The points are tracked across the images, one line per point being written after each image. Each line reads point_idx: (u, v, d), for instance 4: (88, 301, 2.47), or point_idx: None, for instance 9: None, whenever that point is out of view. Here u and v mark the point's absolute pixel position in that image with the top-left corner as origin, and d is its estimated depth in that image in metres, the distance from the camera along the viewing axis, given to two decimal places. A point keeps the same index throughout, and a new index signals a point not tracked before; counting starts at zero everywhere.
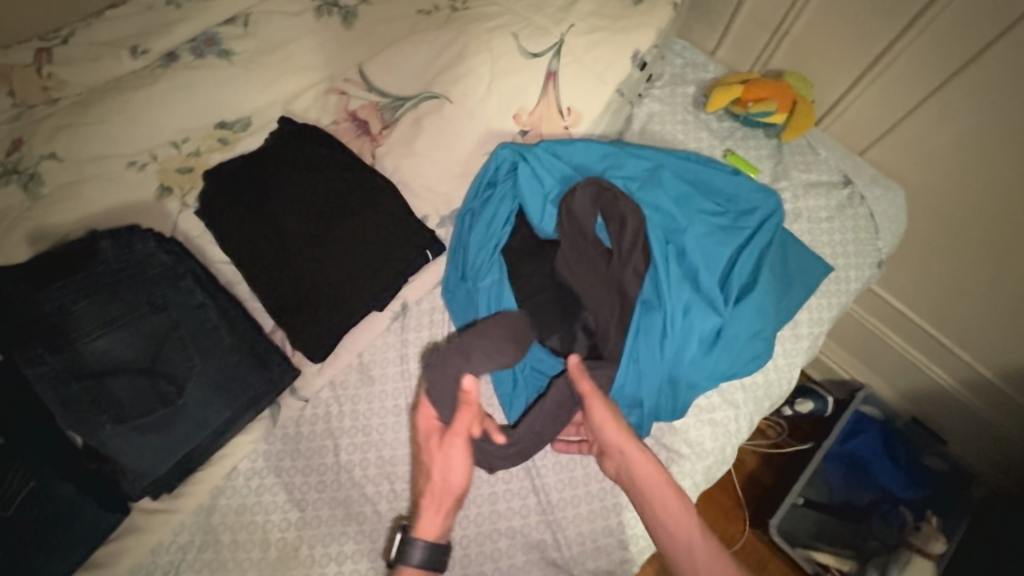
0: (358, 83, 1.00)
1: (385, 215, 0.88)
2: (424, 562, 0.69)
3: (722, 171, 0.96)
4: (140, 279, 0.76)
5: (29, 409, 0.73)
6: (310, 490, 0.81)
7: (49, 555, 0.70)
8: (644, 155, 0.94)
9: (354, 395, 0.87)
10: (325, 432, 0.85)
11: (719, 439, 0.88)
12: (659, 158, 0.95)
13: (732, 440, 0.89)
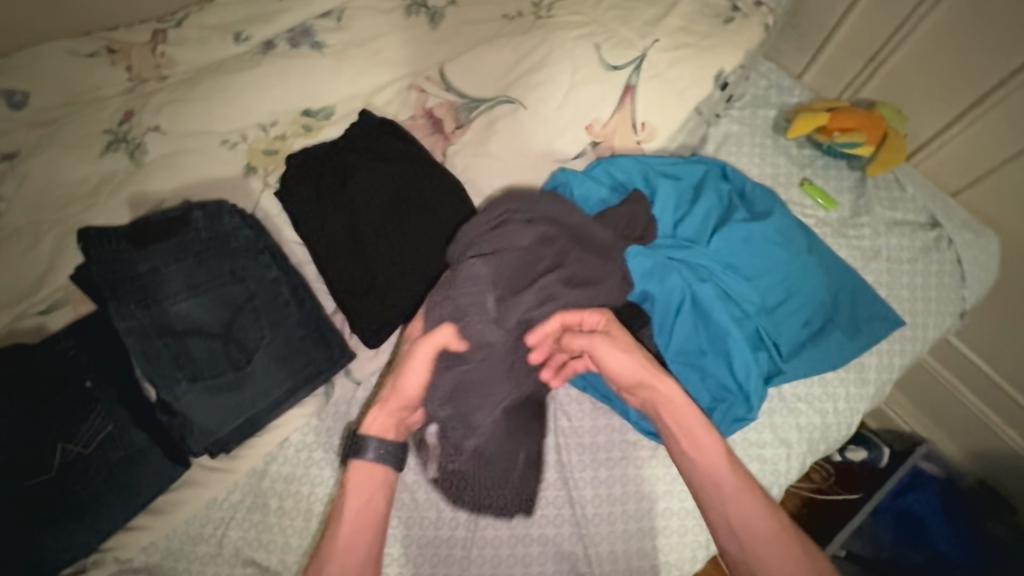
0: (438, 82, 1.04)
1: (452, 212, 0.90)
2: (375, 457, 0.70)
3: (772, 197, 0.92)
4: (224, 249, 0.82)
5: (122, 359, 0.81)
6: None
7: (118, 495, 0.76)
8: (692, 171, 0.94)
9: None
10: None
11: (767, 478, 0.83)
12: (707, 175, 0.94)
13: (780, 480, 0.84)
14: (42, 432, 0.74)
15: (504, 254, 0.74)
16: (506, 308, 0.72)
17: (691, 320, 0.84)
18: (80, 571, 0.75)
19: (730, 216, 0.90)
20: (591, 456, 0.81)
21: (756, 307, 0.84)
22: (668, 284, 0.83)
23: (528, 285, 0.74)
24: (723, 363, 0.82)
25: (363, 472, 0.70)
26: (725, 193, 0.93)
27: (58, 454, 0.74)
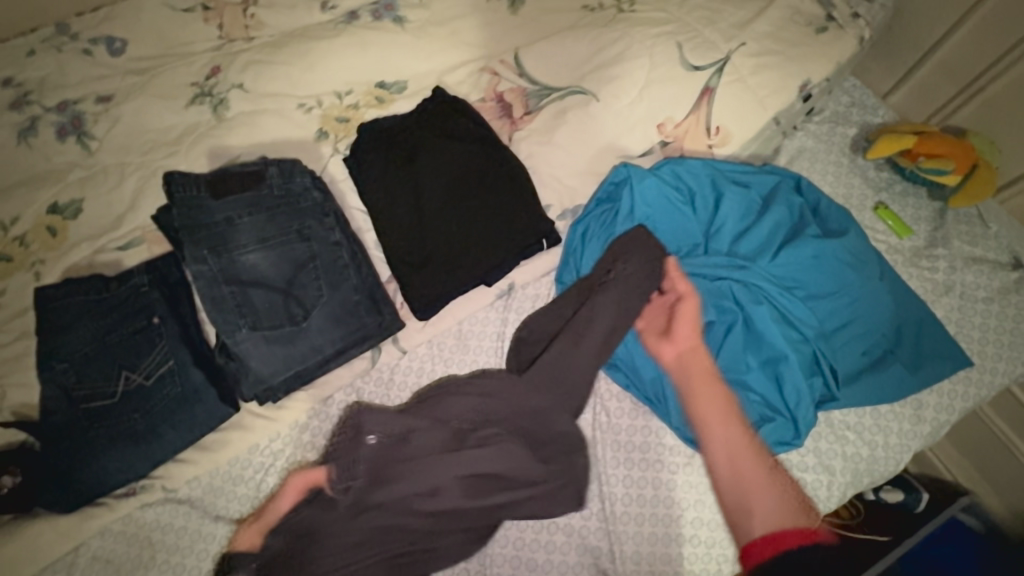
0: (512, 67, 1.04)
1: (514, 197, 0.91)
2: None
3: (845, 219, 0.90)
4: (294, 208, 0.85)
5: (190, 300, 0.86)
6: None
7: (171, 427, 0.80)
8: (763, 182, 0.92)
9: (448, 358, 0.91)
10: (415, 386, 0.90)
11: None
12: (779, 187, 0.92)
13: (818, 508, 0.82)
14: (114, 360, 0.81)
15: (420, 426, 0.75)
16: (410, 475, 0.72)
17: (741, 338, 0.82)
18: (129, 495, 0.80)
19: (800, 232, 0.87)
20: (626, 455, 0.80)
21: (814, 331, 0.81)
22: (721, 306, 0.82)
23: (433, 457, 0.73)
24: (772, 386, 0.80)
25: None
26: (798, 207, 0.90)
27: (122, 381, 0.80)
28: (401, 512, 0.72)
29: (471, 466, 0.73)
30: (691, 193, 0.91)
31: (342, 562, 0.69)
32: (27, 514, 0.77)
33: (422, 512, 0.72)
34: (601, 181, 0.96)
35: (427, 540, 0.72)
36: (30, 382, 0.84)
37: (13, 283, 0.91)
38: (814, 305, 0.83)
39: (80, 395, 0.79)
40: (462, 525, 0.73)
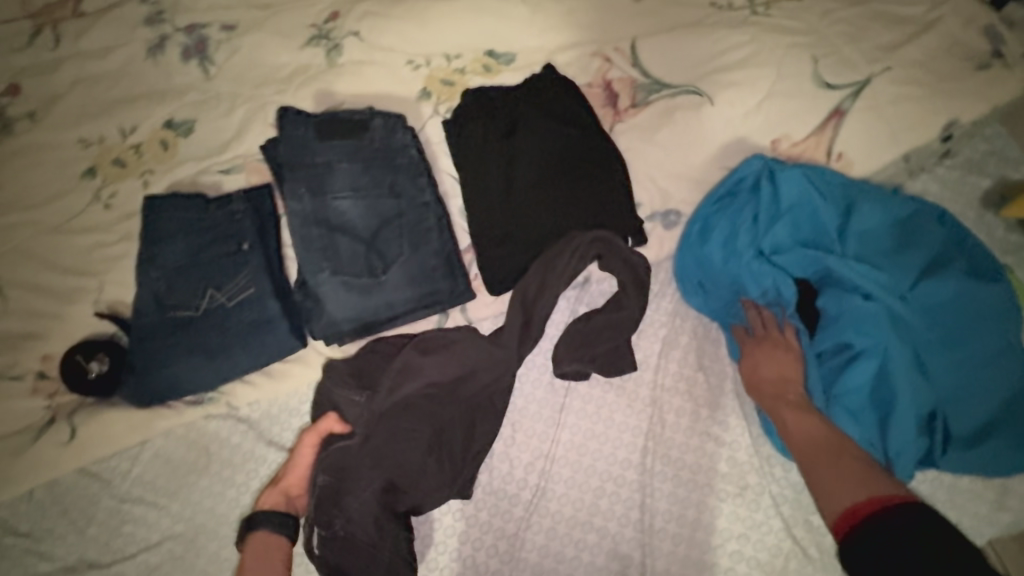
0: (626, 56, 1.02)
1: (607, 190, 0.88)
2: (270, 532, 0.73)
3: (991, 266, 0.82)
4: (390, 162, 0.85)
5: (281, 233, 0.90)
6: None
7: (243, 349, 0.84)
8: (912, 205, 0.84)
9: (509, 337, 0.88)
10: None
11: None
12: (925, 216, 0.84)
13: None
14: (203, 277, 0.86)
15: (378, 348, 0.81)
16: (403, 404, 0.77)
17: (871, 369, 0.78)
18: (197, 404, 0.84)
19: (943, 268, 0.81)
20: (675, 471, 0.78)
21: (937, 380, 0.78)
22: (860, 330, 0.78)
23: (431, 381, 0.78)
24: (884, 424, 0.77)
25: (260, 540, 0.73)
26: (940, 241, 0.83)
27: (207, 298, 0.85)
28: (394, 442, 0.75)
29: (442, 390, 0.78)
30: (836, 201, 0.84)
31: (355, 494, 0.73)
32: (106, 403, 0.83)
33: (412, 446, 0.75)
34: (733, 171, 0.88)
35: (426, 477, 0.75)
36: (126, 282, 0.90)
37: (124, 187, 0.97)
38: (943, 353, 0.79)
39: (169, 304, 0.85)
40: (458, 458, 0.76)
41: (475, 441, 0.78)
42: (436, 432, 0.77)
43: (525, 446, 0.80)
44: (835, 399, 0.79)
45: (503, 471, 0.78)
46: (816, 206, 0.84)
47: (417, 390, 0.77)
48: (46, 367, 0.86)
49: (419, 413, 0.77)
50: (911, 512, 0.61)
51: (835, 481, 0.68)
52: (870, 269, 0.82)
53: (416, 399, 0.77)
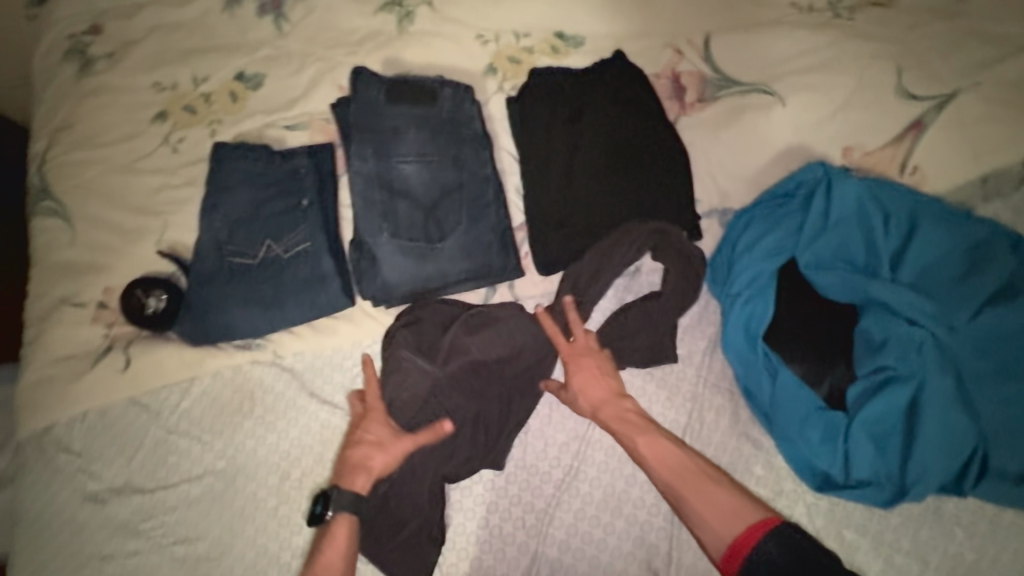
0: (698, 50, 1.00)
1: (668, 183, 0.88)
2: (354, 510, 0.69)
3: None
4: (456, 134, 0.86)
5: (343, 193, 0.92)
6: None
7: (295, 302, 0.86)
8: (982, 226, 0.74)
9: None
10: None
11: None
12: (998, 238, 0.74)
13: None
14: (262, 227, 0.88)
15: (426, 315, 0.81)
16: (450, 378, 0.78)
17: (906, 398, 0.68)
18: (244, 349, 0.87)
19: (1014, 297, 0.70)
20: None
21: (988, 420, 0.67)
22: (902, 356, 0.68)
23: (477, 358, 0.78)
24: (905, 454, 0.68)
25: (341, 520, 0.69)
26: (1013, 267, 0.72)
27: (263, 249, 0.87)
28: (441, 417, 0.77)
29: (487, 372, 0.79)
30: (890, 211, 0.75)
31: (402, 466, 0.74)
32: (159, 338, 0.87)
33: (457, 419, 0.77)
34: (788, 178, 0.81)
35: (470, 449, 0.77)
36: (188, 226, 0.93)
37: (192, 134, 1.00)
38: (998, 391, 0.68)
39: (227, 250, 0.87)
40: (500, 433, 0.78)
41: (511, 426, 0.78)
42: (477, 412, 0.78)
43: (561, 426, 0.80)
44: (858, 423, 0.68)
45: (537, 447, 0.79)
46: (866, 215, 0.75)
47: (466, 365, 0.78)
48: (106, 299, 0.89)
49: (466, 386, 0.79)
50: (780, 535, 0.60)
51: (709, 521, 0.64)
52: (917, 288, 0.73)
53: (463, 374, 0.78)
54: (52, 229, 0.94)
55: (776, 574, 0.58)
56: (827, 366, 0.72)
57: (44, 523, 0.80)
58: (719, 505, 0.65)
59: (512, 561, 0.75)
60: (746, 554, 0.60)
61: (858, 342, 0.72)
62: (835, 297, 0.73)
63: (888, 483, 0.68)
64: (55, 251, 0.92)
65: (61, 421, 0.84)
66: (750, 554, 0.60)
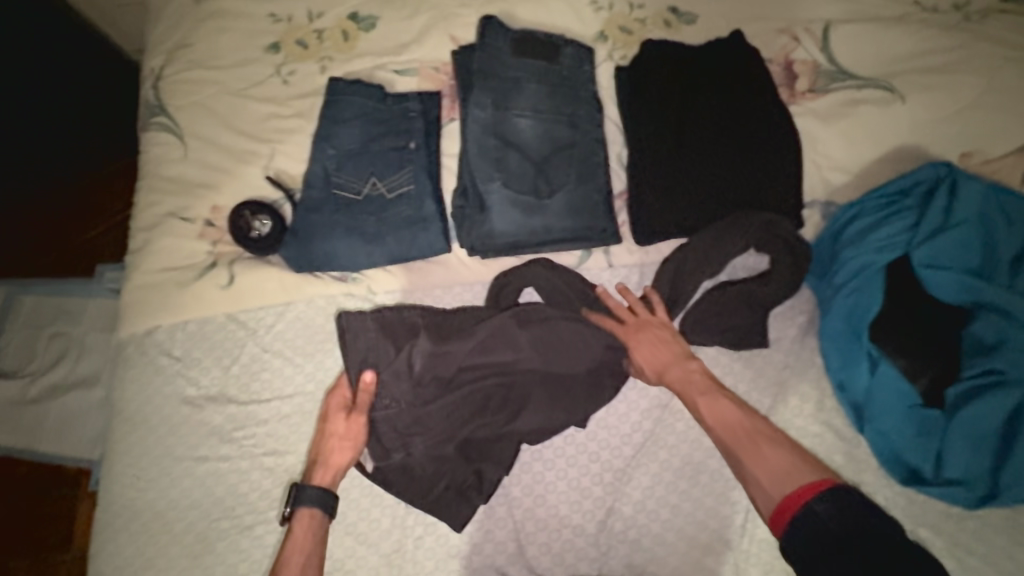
0: (815, 39, 0.98)
1: (776, 167, 0.87)
2: (315, 503, 0.70)
3: None
4: (571, 92, 0.86)
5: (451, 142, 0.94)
6: None
7: (396, 241, 0.87)
8: None
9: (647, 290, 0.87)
10: None
11: None
12: None
13: None
14: (369, 164, 0.90)
15: (508, 283, 0.82)
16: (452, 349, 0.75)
17: (1012, 402, 0.68)
18: (341, 281, 0.89)
19: None
20: None
21: None
22: (1012, 359, 0.69)
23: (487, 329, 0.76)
24: (1000, 457, 0.69)
25: (310, 520, 0.70)
26: None
27: (370, 185, 0.89)
28: (464, 394, 0.74)
29: (514, 350, 0.75)
30: (1012, 220, 0.75)
31: (412, 435, 0.73)
32: (262, 260, 0.90)
33: (473, 394, 0.75)
34: (904, 175, 0.81)
35: (495, 420, 0.75)
36: (295, 156, 0.95)
37: (303, 67, 1.01)
38: None
39: (335, 182, 0.89)
40: (538, 403, 0.76)
41: (534, 404, 0.76)
42: (519, 388, 0.76)
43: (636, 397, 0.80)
44: (958, 422, 0.69)
45: (619, 410, 0.80)
46: (989, 219, 0.75)
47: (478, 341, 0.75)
48: (215, 217, 0.92)
49: (475, 359, 0.75)
50: (837, 498, 0.57)
51: (763, 479, 0.63)
52: None
53: (476, 350, 0.75)
54: (166, 143, 0.97)
55: (828, 534, 0.55)
56: (931, 363, 0.72)
57: (140, 420, 0.84)
58: (780, 471, 0.62)
59: (587, 514, 0.76)
60: (795, 513, 0.59)
61: (966, 343, 0.72)
62: (948, 295, 0.73)
63: (979, 485, 0.69)
64: (166, 166, 0.96)
65: (163, 326, 0.88)
66: (797, 513, 0.58)
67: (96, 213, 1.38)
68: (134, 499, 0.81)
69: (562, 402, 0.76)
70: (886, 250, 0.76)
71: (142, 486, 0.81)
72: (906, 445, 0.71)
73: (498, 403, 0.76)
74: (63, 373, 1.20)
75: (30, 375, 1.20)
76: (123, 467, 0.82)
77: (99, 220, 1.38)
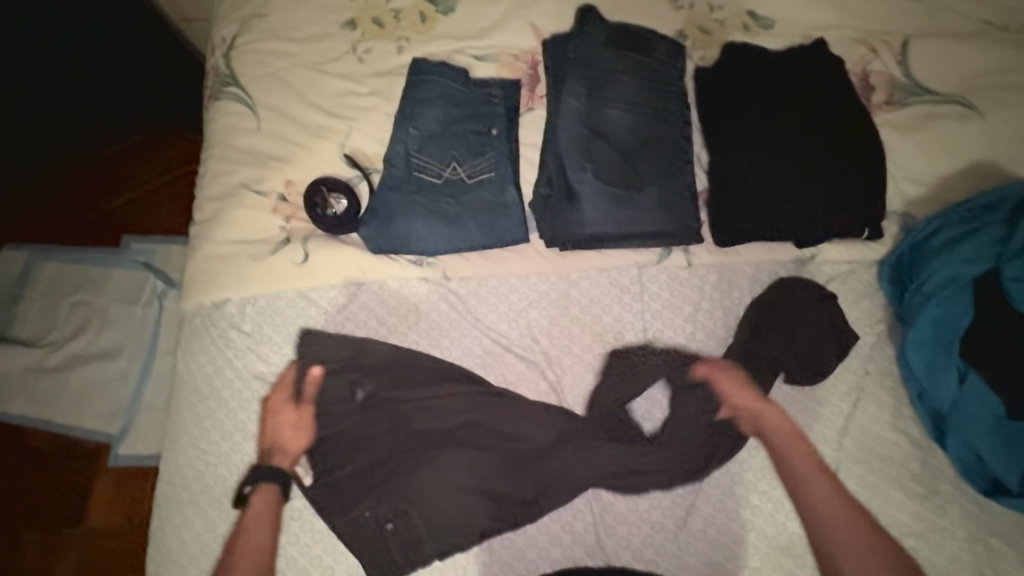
0: (893, 51, 0.97)
1: (860, 174, 0.87)
2: (268, 488, 0.76)
3: None
4: (661, 86, 0.89)
5: (533, 130, 0.93)
6: (665, 329, 0.86)
7: (478, 227, 0.86)
8: None
9: (724, 291, 0.88)
10: (688, 298, 0.87)
11: None
12: None
13: None
14: (450, 147, 0.88)
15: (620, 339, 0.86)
16: (397, 378, 0.83)
17: None
18: (416, 264, 0.88)
19: None
20: (868, 458, 0.79)
21: None
22: None
23: (432, 368, 0.83)
24: None
25: (268, 492, 0.76)
26: None
27: (450, 169, 0.87)
28: (398, 415, 0.81)
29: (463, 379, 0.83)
30: None
31: (348, 450, 0.79)
32: (336, 239, 0.88)
33: (407, 413, 0.81)
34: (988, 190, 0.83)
35: (428, 440, 0.80)
36: (372, 135, 0.94)
37: (377, 45, 0.98)
38: None
39: (415, 164, 0.88)
40: (472, 434, 0.80)
41: (473, 429, 0.81)
42: (460, 419, 0.81)
43: (609, 460, 0.79)
44: None
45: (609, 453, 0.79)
46: None
47: (411, 373, 0.83)
48: (288, 191, 0.90)
49: (418, 388, 0.82)
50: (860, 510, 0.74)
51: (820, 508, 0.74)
52: None
53: (413, 379, 0.82)
54: (236, 114, 0.94)
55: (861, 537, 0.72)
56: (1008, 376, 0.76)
57: (208, 392, 0.82)
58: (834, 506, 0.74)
59: (668, 511, 0.78)
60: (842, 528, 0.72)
61: None
62: None
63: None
64: (238, 137, 0.93)
65: (233, 299, 0.86)
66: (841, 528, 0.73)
67: (113, 181, 1.29)
68: (203, 472, 0.79)
69: (490, 435, 0.81)
70: (969, 267, 0.79)
71: (212, 460, 0.80)
72: (990, 451, 0.75)
73: (439, 429, 0.80)
74: (84, 345, 1.16)
75: (50, 344, 1.16)
76: (190, 440, 0.81)
77: (119, 189, 1.29)
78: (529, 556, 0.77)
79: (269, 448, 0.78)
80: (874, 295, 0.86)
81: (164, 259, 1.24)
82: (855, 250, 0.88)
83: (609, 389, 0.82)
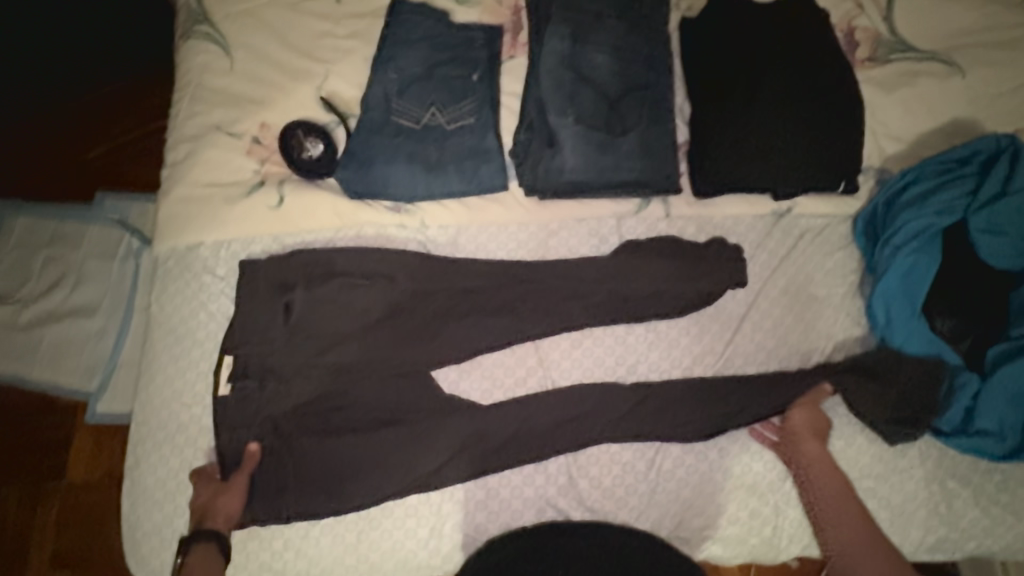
0: (880, 6, 0.97)
1: (842, 128, 0.87)
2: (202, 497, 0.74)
3: None
4: (645, 33, 0.87)
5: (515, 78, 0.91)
6: None
7: (457, 174, 0.85)
8: None
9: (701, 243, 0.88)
10: None
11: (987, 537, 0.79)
12: None
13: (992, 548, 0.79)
14: (430, 92, 0.86)
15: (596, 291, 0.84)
16: (328, 286, 0.78)
17: None
18: (394, 211, 0.87)
19: None
20: (832, 405, 0.82)
21: None
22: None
23: (364, 271, 0.80)
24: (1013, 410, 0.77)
25: (202, 555, 0.71)
26: None
27: (429, 113, 0.86)
28: (334, 321, 0.77)
29: (393, 288, 0.79)
30: None
31: (284, 370, 0.76)
32: (314, 183, 0.86)
33: (341, 321, 0.77)
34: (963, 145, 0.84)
35: (366, 350, 0.77)
36: (349, 79, 0.91)
37: None
38: None
39: (395, 107, 0.86)
40: (404, 345, 0.78)
41: (411, 341, 0.79)
42: (394, 328, 0.79)
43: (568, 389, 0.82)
44: (995, 376, 0.77)
45: (563, 366, 0.83)
46: None
47: (355, 279, 0.79)
48: (263, 134, 0.88)
49: (352, 299, 0.78)
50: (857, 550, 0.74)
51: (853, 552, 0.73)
52: None
53: (348, 283, 0.78)
54: (209, 53, 0.91)
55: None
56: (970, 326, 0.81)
57: (183, 335, 0.82)
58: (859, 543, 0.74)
59: (640, 452, 0.80)
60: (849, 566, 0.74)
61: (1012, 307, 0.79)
62: (997, 261, 0.78)
63: (1010, 436, 0.77)
64: (210, 78, 0.90)
65: (206, 243, 0.85)
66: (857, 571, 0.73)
67: (81, 134, 1.23)
68: (178, 413, 0.80)
69: (434, 343, 0.79)
70: (942, 217, 0.80)
71: (187, 401, 0.80)
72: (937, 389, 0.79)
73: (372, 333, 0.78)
74: (58, 301, 1.14)
75: (22, 299, 1.14)
76: (165, 382, 0.81)
77: (88, 144, 1.23)
78: (504, 495, 0.79)
79: (200, 515, 0.73)
80: (847, 249, 0.88)
81: (139, 216, 1.19)
82: (830, 205, 0.89)
83: (548, 303, 0.80)
